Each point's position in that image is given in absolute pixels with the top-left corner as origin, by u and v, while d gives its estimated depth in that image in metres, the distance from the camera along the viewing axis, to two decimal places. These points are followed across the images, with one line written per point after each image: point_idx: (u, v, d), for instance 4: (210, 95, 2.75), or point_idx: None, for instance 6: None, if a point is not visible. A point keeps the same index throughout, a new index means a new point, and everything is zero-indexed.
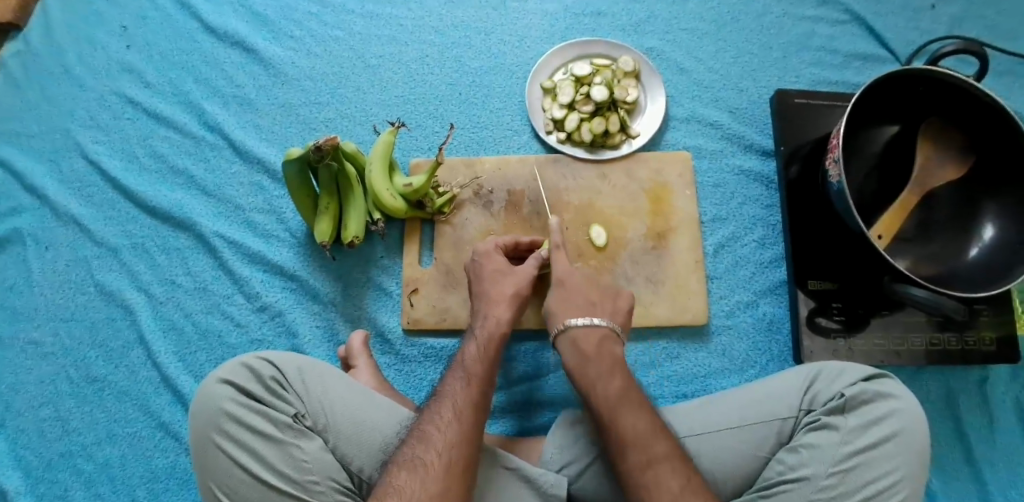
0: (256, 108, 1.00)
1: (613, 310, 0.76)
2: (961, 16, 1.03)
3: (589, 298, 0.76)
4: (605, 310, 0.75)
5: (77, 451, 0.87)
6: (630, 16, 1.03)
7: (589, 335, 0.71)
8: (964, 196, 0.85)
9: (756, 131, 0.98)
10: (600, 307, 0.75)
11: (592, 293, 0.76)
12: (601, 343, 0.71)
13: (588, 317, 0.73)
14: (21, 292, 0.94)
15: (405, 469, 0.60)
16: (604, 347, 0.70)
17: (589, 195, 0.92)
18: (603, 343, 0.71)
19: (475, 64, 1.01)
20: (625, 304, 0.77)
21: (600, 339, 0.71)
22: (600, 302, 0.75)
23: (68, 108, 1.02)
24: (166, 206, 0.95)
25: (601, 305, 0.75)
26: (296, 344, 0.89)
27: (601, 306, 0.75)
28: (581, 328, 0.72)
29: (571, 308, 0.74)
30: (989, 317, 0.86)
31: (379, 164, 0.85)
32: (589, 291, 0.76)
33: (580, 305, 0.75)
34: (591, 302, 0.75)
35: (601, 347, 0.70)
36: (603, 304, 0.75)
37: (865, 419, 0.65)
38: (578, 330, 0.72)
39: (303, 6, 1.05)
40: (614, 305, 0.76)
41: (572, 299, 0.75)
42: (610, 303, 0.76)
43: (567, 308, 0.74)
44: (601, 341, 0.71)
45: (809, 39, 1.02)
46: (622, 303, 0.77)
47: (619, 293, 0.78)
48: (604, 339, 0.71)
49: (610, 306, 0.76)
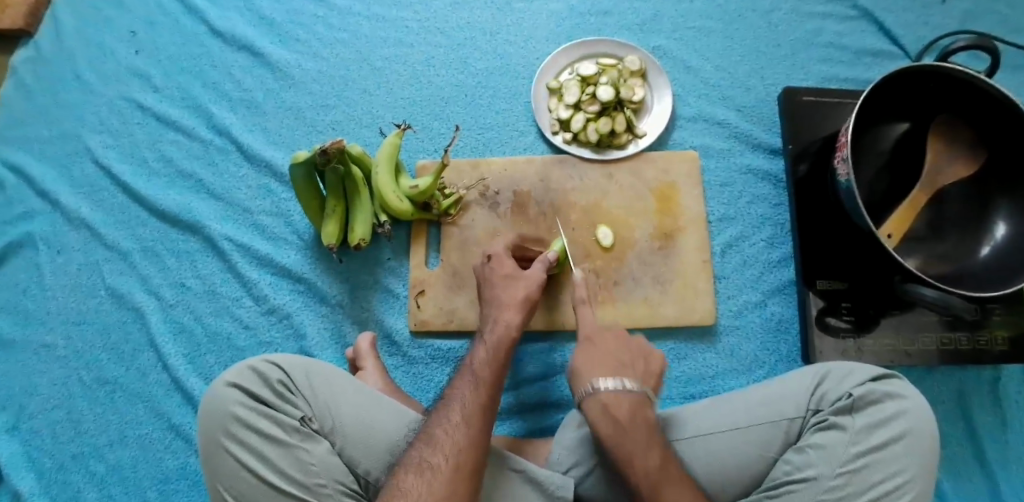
0: (263, 112, 1.01)
1: (644, 372, 0.70)
2: (973, 10, 1.02)
3: (617, 356, 0.70)
4: (636, 373, 0.69)
5: (89, 453, 0.88)
6: (636, 15, 1.03)
7: (622, 401, 0.65)
8: (976, 194, 0.84)
9: (764, 129, 0.97)
10: (631, 367, 0.69)
11: (620, 353, 0.71)
12: (635, 410, 0.65)
13: (617, 381, 0.67)
14: (34, 296, 0.95)
15: (412, 472, 0.60)
16: (639, 414, 0.65)
17: (595, 195, 0.92)
18: (637, 410, 0.65)
19: (481, 66, 1.01)
20: (656, 366, 0.71)
21: (633, 407, 0.65)
22: (631, 362, 0.70)
23: (79, 114, 1.03)
24: (175, 210, 0.96)
25: (631, 370, 0.69)
26: (304, 346, 0.89)
27: (632, 368, 0.69)
28: (611, 393, 0.65)
29: (599, 369, 0.69)
30: (1002, 315, 0.85)
31: (385, 166, 0.85)
32: (617, 351, 0.71)
33: (608, 365, 0.69)
34: (618, 364, 0.69)
35: (635, 415, 0.64)
36: (634, 365, 0.70)
37: (873, 420, 0.65)
38: (607, 395, 0.65)
39: (310, 9, 1.05)
40: (644, 367, 0.70)
41: (598, 359, 0.70)
42: (639, 364, 0.70)
43: (594, 368, 0.68)
44: (635, 408, 0.65)
45: (818, 36, 1.01)
46: (653, 365, 0.71)
47: (650, 353, 0.72)
48: (636, 408, 0.65)
49: (640, 367, 0.70)
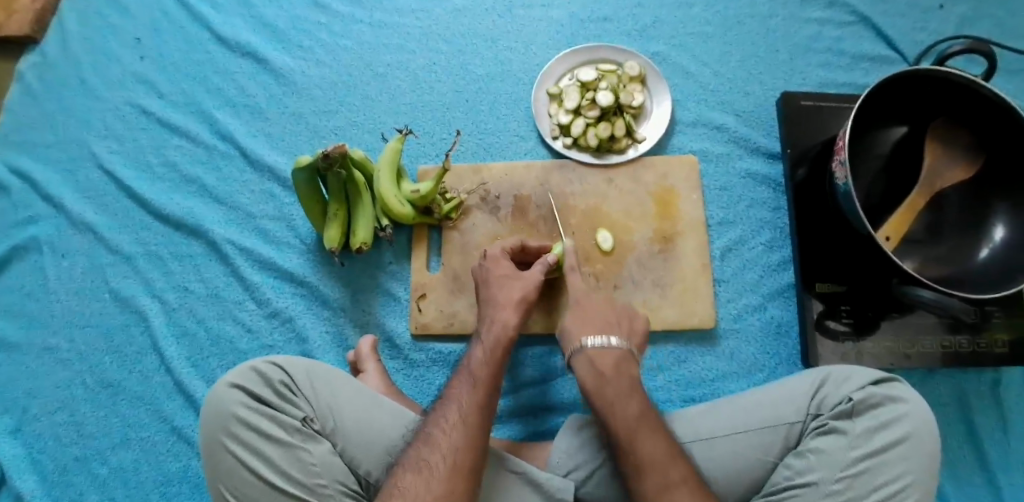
0: (267, 117, 1.02)
1: (629, 330, 0.74)
2: (970, 15, 1.03)
3: (606, 318, 0.74)
4: (621, 329, 0.73)
5: (92, 455, 0.88)
6: (635, 21, 1.04)
7: (607, 354, 0.70)
8: (974, 197, 0.85)
9: (762, 134, 0.98)
10: (618, 326, 0.74)
11: (609, 313, 0.75)
12: (618, 364, 0.70)
13: (605, 337, 0.72)
14: (38, 299, 0.96)
15: (411, 471, 0.61)
16: (622, 369, 0.69)
17: (595, 200, 0.92)
18: (620, 363, 0.70)
19: (481, 72, 1.02)
20: (641, 326, 0.76)
21: (616, 360, 0.70)
22: (618, 322, 0.74)
23: (84, 119, 1.04)
24: (179, 214, 0.97)
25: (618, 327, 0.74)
26: (306, 349, 0.90)
27: (619, 326, 0.74)
28: (596, 348, 0.71)
29: (588, 327, 0.73)
30: (1001, 318, 0.85)
31: (387, 170, 0.86)
32: (606, 310, 0.75)
33: (597, 325, 0.73)
34: (606, 322, 0.74)
35: (619, 370, 0.69)
36: (620, 324, 0.74)
37: (873, 424, 0.65)
38: (594, 350, 0.71)
39: (313, 16, 1.07)
40: (631, 326, 0.75)
41: (588, 317, 0.74)
42: (624, 323, 0.74)
43: (583, 326, 0.73)
44: (619, 362, 0.70)
45: (816, 41, 1.02)
46: (638, 325, 0.76)
47: (635, 315, 0.77)
48: (620, 362, 0.70)
49: (626, 327, 0.74)
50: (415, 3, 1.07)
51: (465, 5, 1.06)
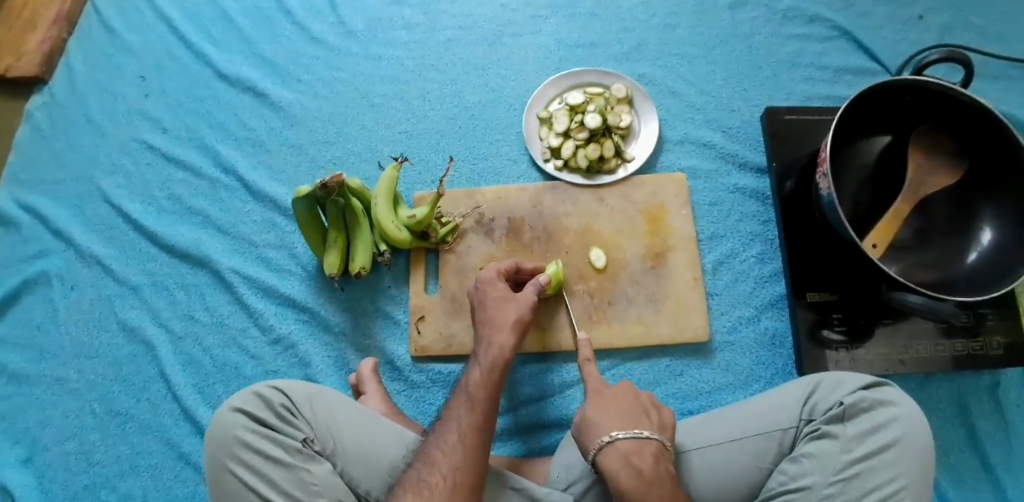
0: (268, 149, 1.06)
1: (660, 422, 0.67)
2: (950, 25, 1.05)
3: (632, 407, 0.68)
4: (653, 423, 0.66)
5: (101, 483, 0.90)
6: (622, 44, 1.07)
7: (643, 450, 0.62)
8: (960, 201, 0.86)
9: (749, 149, 1.00)
10: (646, 417, 0.67)
11: (633, 404, 0.68)
12: (656, 461, 0.62)
13: (635, 431, 0.64)
14: (48, 331, 0.98)
15: (411, 492, 0.62)
16: (660, 466, 0.62)
17: (587, 218, 0.94)
18: (658, 461, 0.62)
19: (474, 98, 1.06)
20: (669, 417, 0.69)
21: (655, 456, 0.62)
22: (646, 412, 0.67)
23: (92, 156, 1.08)
24: (184, 245, 1.00)
25: (646, 414, 0.67)
26: (309, 374, 0.92)
27: (647, 416, 0.67)
28: (628, 443, 0.63)
29: (614, 417, 0.66)
30: (995, 320, 0.86)
31: (384, 198, 0.89)
32: (631, 400, 0.68)
33: (623, 414, 0.67)
34: (632, 414, 0.67)
35: (659, 467, 0.62)
36: (649, 414, 0.67)
37: (863, 428, 0.66)
38: (626, 444, 0.63)
39: (310, 50, 1.11)
40: (659, 417, 0.67)
41: (611, 407, 0.68)
42: (653, 413, 0.67)
43: (609, 419, 0.66)
44: (657, 459, 0.63)
45: (798, 57, 1.05)
46: (666, 417, 0.68)
47: (662, 405, 0.70)
48: (658, 458, 0.62)
49: (655, 418, 0.67)
50: (408, 35, 1.10)
51: (456, 36, 1.10)
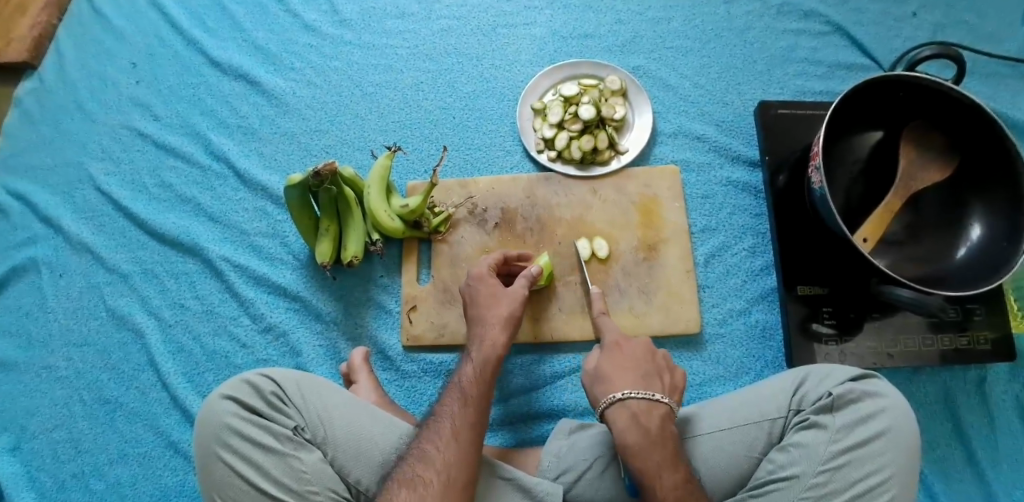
0: (260, 137, 1.05)
1: (670, 385, 0.72)
2: (943, 22, 1.06)
3: (645, 367, 0.72)
4: (663, 386, 0.71)
5: (90, 472, 0.89)
6: (617, 37, 1.07)
7: (652, 411, 0.67)
8: (950, 197, 0.87)
9: (742, 143, 1.00)
10: (659, 380, 0.71)
11: (648, 364, 0.72)
12: (663, 422, 0.67)
13: (648, 392, 0.68)
14: (36, 319, 0.98)
15: (405, 487, 0.61)
16: (666, 428, 0.66)
17: (580, 210, 0.94)
18: (664, 423, 0.67)
19: (468, 89, 1.05)
20: (679, 380, 0.73)
21: (662, 417, 0.67)
22: (658, 374, 0.71)
23: (81, 142, 1.07)
24: (174, 233, 0.99)
25: (658, 376, 0.71)
26: (300, 363, 0.91)
27: (660, 379, 0.71)
28: (639, 403, 0.67)
29: (627, 377, 0.70)
30: (983, 316, 0.86)
31: (377, 187, 0.88)
32: (644, 362, 0.72)
33: (636, 373, 0.71)
34: (646, 374, 0.71)
35: (664, 428, 0.66)
36: (661, 377, 0.71)
37: (853, 418, 0.67)
38: (636, 404, 0.67)
39: (303, 39, 1.10)
40: (670, 379, 0.72)
41: (626, 366, 0.72)
42: (665, 376, 0.72)
43: (622, 379, 0.70)
44: (664, 420, 0.67)
45: (792, 52, 1.05)
46: (676, 379, 0.73)
47: (673, 367, 0.74)
48: (665, 420, 0.67)
49: (666, 380, 0.72)
50: (402, 24, 1.10)
51: (451, 25, 1.09)
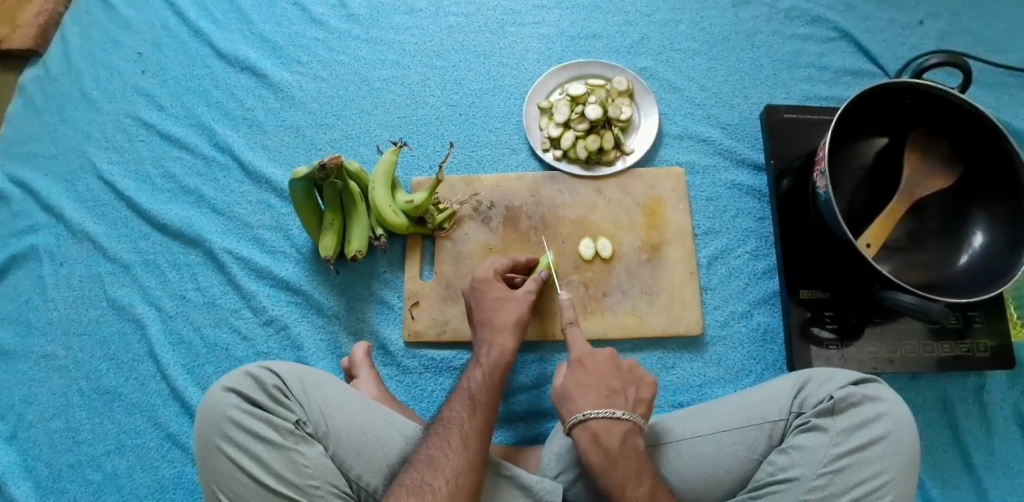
0: (265, 130, 1.05)
1: (635, 399, 0.71)
2: (949, 30, 1.06)
3: (608, 384, 0.72)
4: (626, 401, 0.70)
5: (86, 462, 0.89)
6: (624, 37, 1.07)
7: (612, 430, 0.67)
8: (953, 204, 0.88)
9: (747, 146, 1.00)
10: (622, 395, 0.71)
11: (611, 380, 0.72)
12: (625, 438, 0.67)
13: (609, 410, 0.69)
14: (36, 307, 0.97)
15: (413, 494, 0.61)
16: (629, 445, 0.67)
17: (585, 210, 0.94)
18: (627, 439, 0.67)
19: (475, 86, 1.05)
20: (646, 392, 0.73)
21: (624, 435, 0.67)
22: (621, 389, 0.71)
23: (85, 131, 1.07)
24: (177, 224, 0.99)
25: (622, 391, 0.71)
26: (301, 357, 0.91)
27: (623, 395, 0.71)
28: (600, 421, 0.68)
29: (588, 395, 0.70)
30: (983, 323, 0.87)
31: (382, 182, 0.88)
32: (608, 377, 0.73)
33: (599, 391, 0.71)
34: (608, 391, 0.71)
35: (626, 444, 0.67)
36: (625, 392, 0.71)
37: (853, 422, 0.67)
38: (597, 424, 0.68)
39: (311, 32, 1.10)
40: (635, 392, 0.72)
41: (588, 384, 0.72)
42: (628, 390, 0.72)
43: (583, 398, 0.70)
44: (626, 437, 0.67)
45: (799, 57, 1.05)
46: (642, 391, 0.73)
47: (641, 379, 0.74)
48: (627, 437, 0.67)
49: (631, 393, 0.72)
50: (411, 20, 1.10)
51: (459, 23, 1.09)
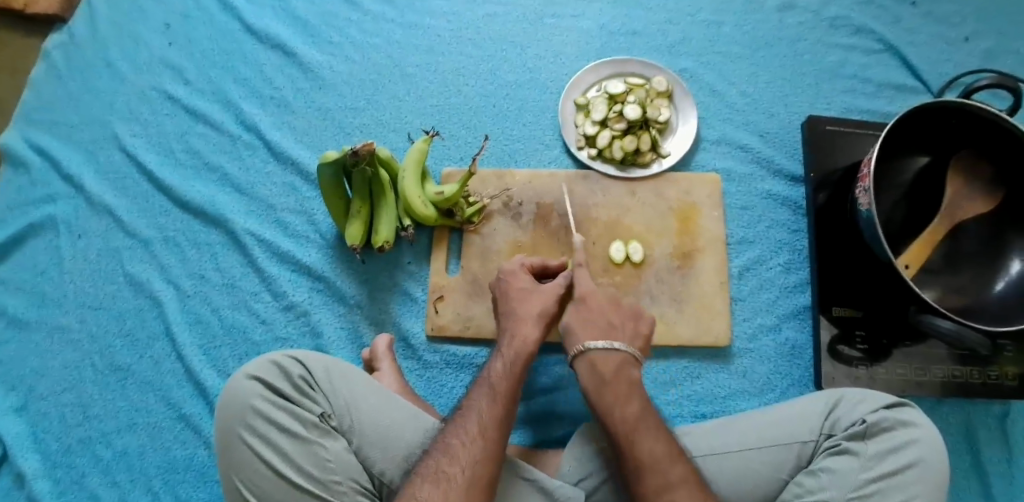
0: (293, 111, 1.02)
1: (632, 333, 0.75)
2: (995, 49, 1.04)
3: (608, 319, 0.75)
4: (625, 334, 0.74)
5: (97, 439, 0.88)
6: (665, 37, 1.05)
7: (608, 359, 0.70)
8: (993, 230, 0.85)
9: (786, 156, 0.98)
10: (620, 329, 0.74)
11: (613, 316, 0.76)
12: (621, 366, 0.70)
13: (607, 341, 0.72)
14: (52, 279, 0.95)
15: (429, 481, 0.60)
16: (624, 372, 0.70)
17: (617, 212, 0.93)
18: (623, 367, 0.70)
19: (510, 78, 1.03)
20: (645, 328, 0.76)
21: (619, 364, 0.70)
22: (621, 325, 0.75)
23: (107, 101, 1.04)
24: (199, 202, 0.97)
25: (621, 326, 0.75)
26: (320, 344, 0.90)
27: (620, 329, 0.74)
28: (598, 352, 0.71)
29: (589, 329, 0.74)
30: (1013, 352, 0.85)
31: (411, 171, 0.86)
32: (610, 314, 0.76)
33: (599, 325, 0.74)
34: (608, 326, 0.74)
35: (621, 371, 0.70)
36: (623, 327, 0.75)
37: (885, 447, 0.66)
38: (595, 354, 0.71)
39: (343, 12, 1.07)
40: (634, 328, 0.75)
41: (591, 319, 0.75)
42: (627, 325, 0.75)
43: (584, 329, 0.74)
44: (621, 365, 0.70)
45: (842, 67, 1.03)
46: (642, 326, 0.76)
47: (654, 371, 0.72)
48: (623, 365, 0.70)
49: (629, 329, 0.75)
50: (446, 6, 1.07)
51: (496, 11, 1.07)
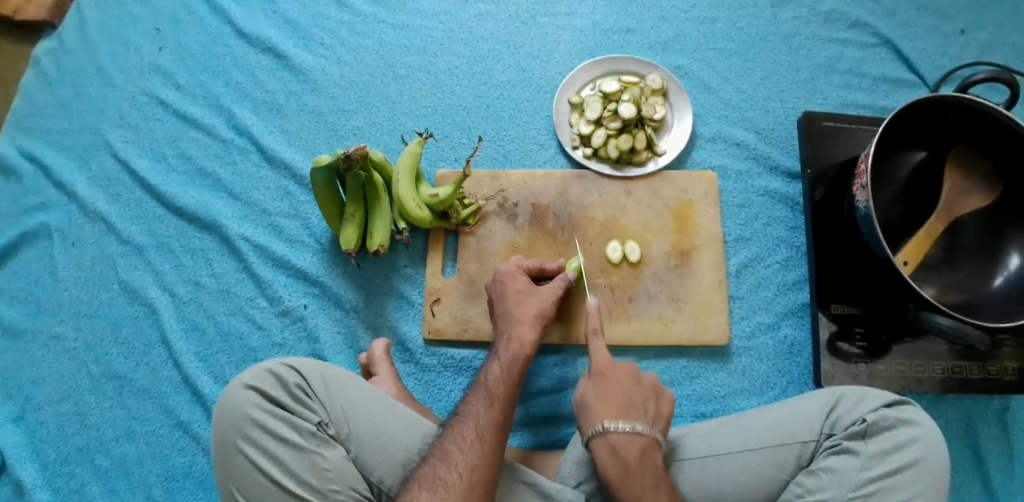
0: (285, 114, 1.01)
1: (654, 413, 0.70)
2: (991, 41, 1.03)
3: (629, 396, 0.70)
4: (647, 415, 0.68)
5: (95, 447, 0.87)
6: (659, 34, 1.04)
7: (631, 445, 0.65)
8: (991, 225, 0.85)
9: (782, 152, 0.98)
10: (642, 409, 0.69)
11: (631, 392, 0.70)
12: (644, 454, 0.65)
13: (627, 423, 0.67)
14: (46, 287, 0.95)
15: (426, 489, 0.59)
16: (647, 459, 0.65)
17: (613, 211, 0.92)
18: (646, 455, 0.65)
19: (503, 77, 1.02)
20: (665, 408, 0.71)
21: (641, 451, 0.65)
22: (641, 403, 0.70)
23: (99, 107, 1.04)
24: (192, 208, 0.96)
25: (641, 403, 0.70)
26: (317, 350, 0.89)
27: (642, 408, 0.69)
28: (621, 434, 0.66)
29: (607, 406, 0.69)
30: (1012, 347, 0.84)
31: (405, 173, 0.85)
32: (629, 389, 0.70)
33: (618, 402, 0.69)
34: (628, 403, 0.69)
35: (643, 457, 0.65)
36: (645, 406, 0.70)
37: (886, 446, 0.66)
38: (617, 436, 0.66)
39: (335, 14, 1.06)
40: (655, 407, 0.70)
41: (610, 396, 0.70)
42: (649, 405, 0.70)
43: (603, 405, 0.69)
44: (644, 452, 0.65)
45: (838, 61, 1.02)
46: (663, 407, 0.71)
47: None
48: (644, 452, 0.65)
49: (650, 408, 0.70)
50: (438, 6, 1.06)
51: (489, 11, 1.06)
